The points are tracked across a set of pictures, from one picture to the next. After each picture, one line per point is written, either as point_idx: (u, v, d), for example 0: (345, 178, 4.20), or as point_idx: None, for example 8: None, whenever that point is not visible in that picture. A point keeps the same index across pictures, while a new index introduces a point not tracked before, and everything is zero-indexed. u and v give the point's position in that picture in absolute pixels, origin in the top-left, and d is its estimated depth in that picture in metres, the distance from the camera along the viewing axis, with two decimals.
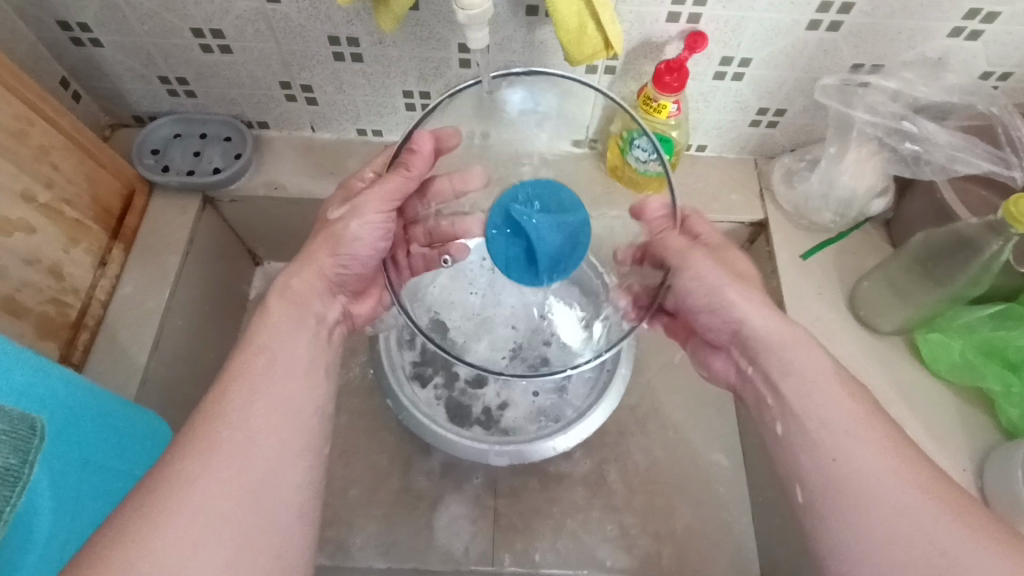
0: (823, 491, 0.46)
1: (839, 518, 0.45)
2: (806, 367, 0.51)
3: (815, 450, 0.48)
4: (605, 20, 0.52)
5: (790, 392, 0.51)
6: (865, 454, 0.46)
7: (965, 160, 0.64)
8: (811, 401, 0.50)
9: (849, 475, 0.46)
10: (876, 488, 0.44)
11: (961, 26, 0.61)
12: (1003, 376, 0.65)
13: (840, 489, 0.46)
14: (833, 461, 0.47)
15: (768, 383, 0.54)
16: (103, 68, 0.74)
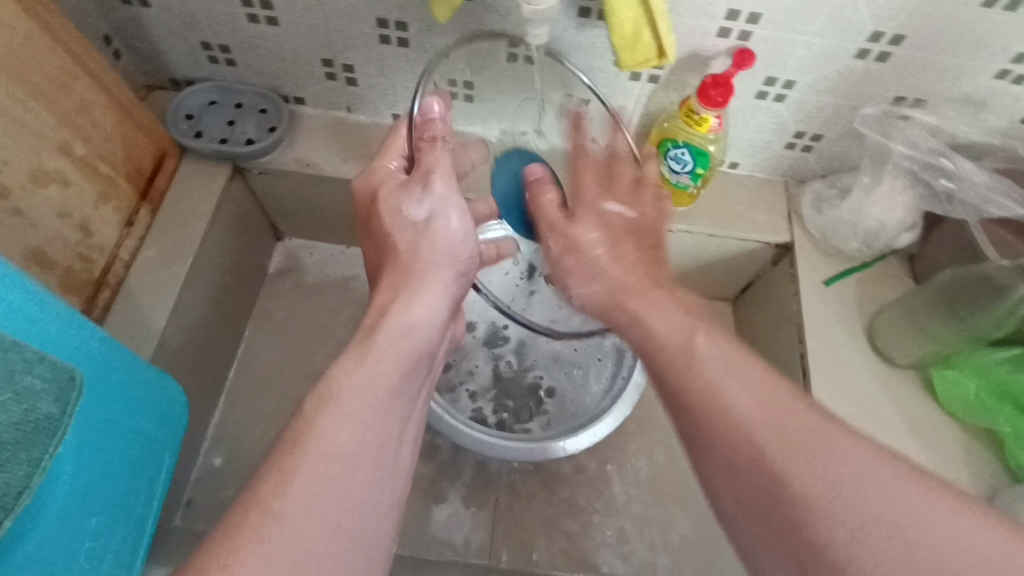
0: (703, 438, 0.44)
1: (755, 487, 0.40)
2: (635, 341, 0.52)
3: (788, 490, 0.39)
4: (660, 29, 0.53)
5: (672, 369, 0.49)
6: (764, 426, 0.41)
7: (999, 202, 0.63)
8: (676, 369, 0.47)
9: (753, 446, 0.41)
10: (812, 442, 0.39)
11: (1009, 69, 0.61)
12: (1014, 419, 0.65)
13: (724, 440, 0.42)
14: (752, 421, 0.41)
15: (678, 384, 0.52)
16: (148, 29, 0.73)
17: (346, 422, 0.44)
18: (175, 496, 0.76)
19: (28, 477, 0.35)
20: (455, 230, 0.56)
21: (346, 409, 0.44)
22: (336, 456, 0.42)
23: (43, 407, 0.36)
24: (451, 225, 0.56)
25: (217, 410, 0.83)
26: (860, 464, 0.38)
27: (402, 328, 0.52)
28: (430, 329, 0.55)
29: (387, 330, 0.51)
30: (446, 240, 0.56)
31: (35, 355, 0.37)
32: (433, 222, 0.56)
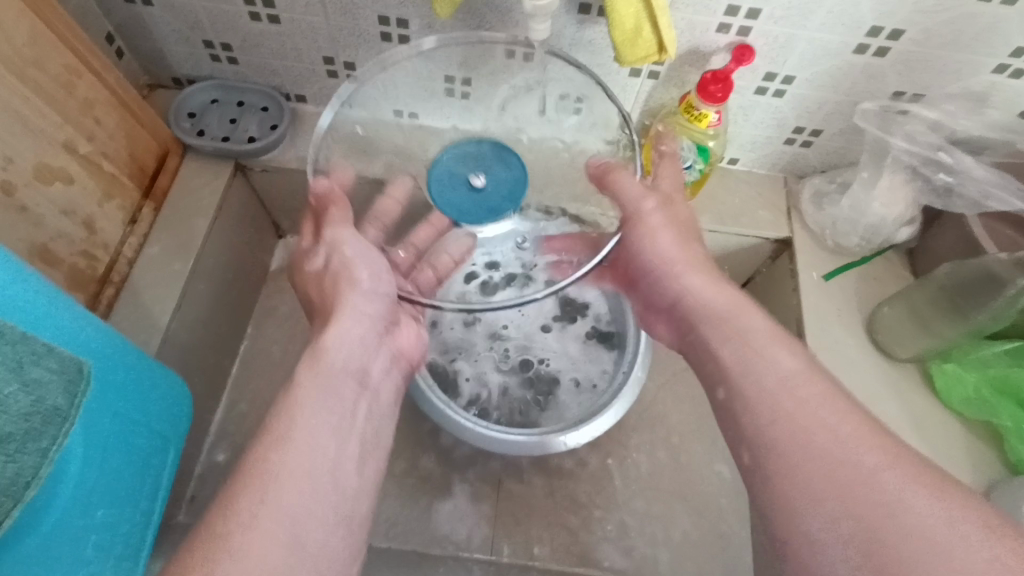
0: (764, 453, 0.43)
1: (779, 490, 0.41)
2: (727, 346, 0.49)
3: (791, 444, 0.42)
4: (661, 25, 0.53)
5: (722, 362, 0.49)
6: (824, 446, 0.41)
7: (998, 197, 0.64)
8: (745, 369, 0.47)
9: (814, 462, 0.41)
10: (861, 468, 0.40)
11: (1008, 63, 0.61)
12: (1014, 413, 0.65)
13: (776, 448, 0.43)
14: (758, 418, 0.44)
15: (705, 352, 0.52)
16: (150, 27, 0.74)
17: (290, 447, 0.46)
18: (179, 491, 0.76)
19: (37, 467, 0.36)
20: (370, 270, 0.56)
21: (295, 438, 0.46)
22: (287, 475, 0.44)
23: (52, 398, 0.36)
24: (348, 257, 0.56)
25: (220, 406, 0.84)
26: (917, 499, 0.38)
27: (323, 352, 0.52)
28: (352, 352, 0.54)
29: (305, 364, 0.51)
30: (366, 271, 0.56)
31: (43, 347, 0.37)
32: (332, 262, 0.57)
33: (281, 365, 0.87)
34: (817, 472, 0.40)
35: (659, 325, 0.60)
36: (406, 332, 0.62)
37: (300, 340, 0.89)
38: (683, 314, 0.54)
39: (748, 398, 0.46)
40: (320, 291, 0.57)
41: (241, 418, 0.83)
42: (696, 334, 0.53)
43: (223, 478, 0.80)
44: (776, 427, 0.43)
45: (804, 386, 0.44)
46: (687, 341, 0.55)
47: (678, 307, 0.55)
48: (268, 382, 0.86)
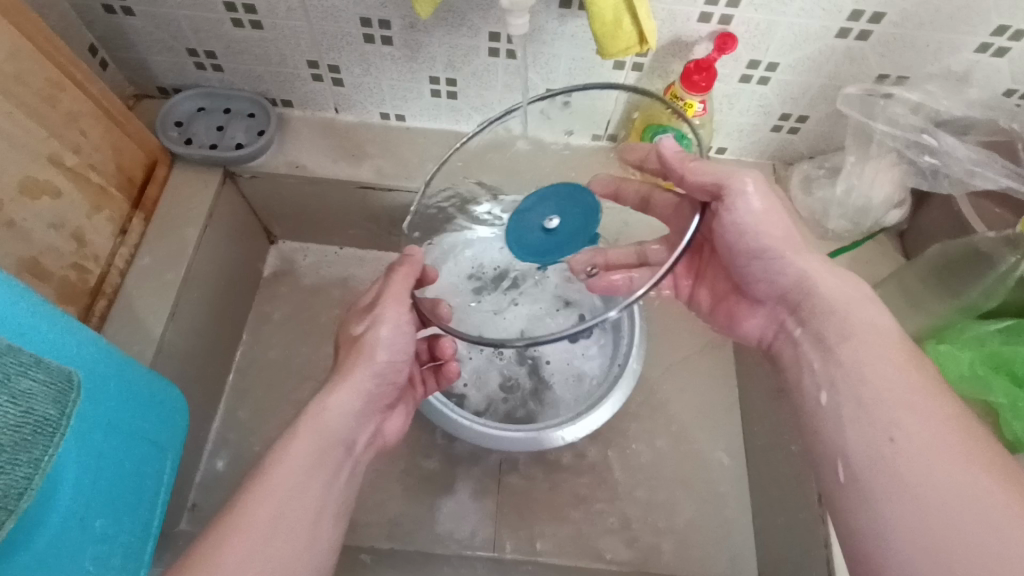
0: (872, 475, 0.44)
1: (877, 514, 0.42)
2: (848, 346, 0.49)
3: (877, 453, 0.44)
4: (640, 15, 0.53)
5: (838, 357, 0.49)
6: (937, 481, 0.41)
7: (984, 176, 0.64)
8: (873, 369, 0.47)
9: (915, 491, 0.41)
10: (977, 510, 0.40)
11: (989, 42, 0.61)
12: (1009, 390, 0.63)
13: (889, 470, 0.43)
14: (875, 441, 0.44)
15: (816, 342, 0.52)
16: (133, 38, 0.74)
17: (268, 502, 0.48)
18: (180, 500, 0.76)
19: (29, 478, 0.36)
20: (390, 352, 0.57)
21: (275, 495, 0.49)
22: (260, 529, 0.47)
23: (41, 409, 0.37)
24: (381, 337, 0.56)
25: (219, 413, 0.84)
26: (1020, 527, 0.38)
27: (323, 412, 0.54)
28: (346, 422, 0.55)
29: (308, 420, 0.54)
30: (387, 354, 0.57)
31: (31, 359, 0.37)
32: (368, 335, 0.57)
33: (278, 370, 0.87)
34: (929, 507, 0.41)
35: (751, 316, 0.61)
36: (393, 419, 0.63)
37: (296, 344, 0.89)
38: (794, 302, 0.54)
39: (838, 366, 0.49)
40: (345, 356, 0.57)
41: (240, 425, 0.84)
42: (807, 328, 0.53)
43: (223, 484, 0.80)
44: (892, 451, 0.43)
45: (925, 403, 0.44)
46: (789, 333, 0.56)
47: (790, 297, 0.55)
48: (265, 388, 0.86)
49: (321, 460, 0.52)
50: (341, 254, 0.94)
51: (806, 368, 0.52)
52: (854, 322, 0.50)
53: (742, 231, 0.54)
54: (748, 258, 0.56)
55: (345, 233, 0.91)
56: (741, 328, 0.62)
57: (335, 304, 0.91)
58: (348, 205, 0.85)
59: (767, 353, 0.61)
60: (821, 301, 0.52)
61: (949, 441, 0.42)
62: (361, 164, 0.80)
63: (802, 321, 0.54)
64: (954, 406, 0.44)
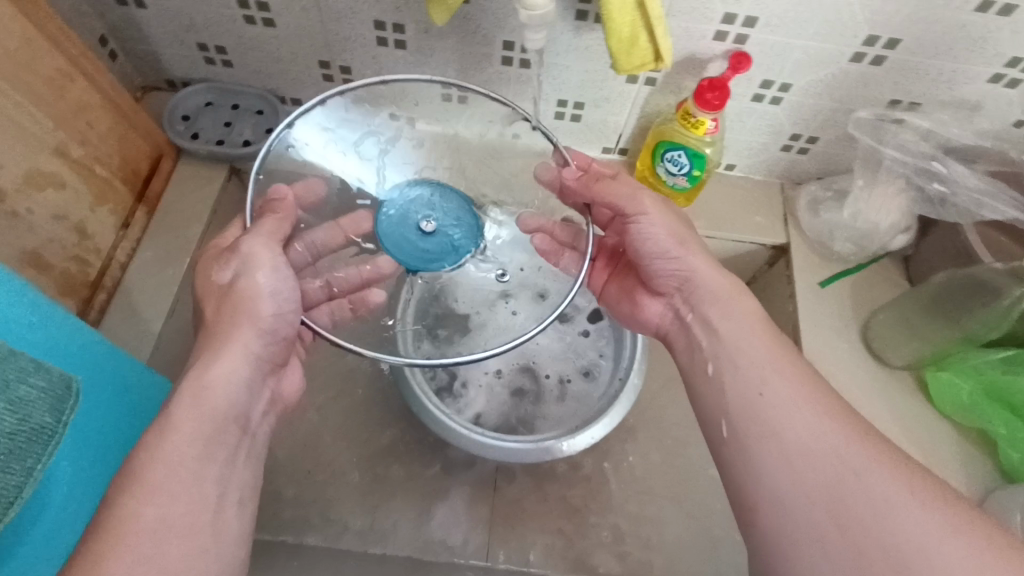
0: (745, 424, 0.48)
1: (755, 461, 0.46)
2: (731, 322, 0.53)
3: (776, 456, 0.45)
4: (657, 33, 0.53)
5: (720, 332, 0.53)
6: (798, 423, 0.46)
7: (991, 207, 0.64)
8: (742, 348, 0.51)
9: (781, 440, 0.45)
10: (834, 452, 0.44)
11: (1002, 73, 0.62)
12: (1008, 421, 0.65)
13: (761, 420, 0.47)
14: (746, 394, 0.49)
15: (706, 327, 0.55)
16: (144, 30, 0.73)
17: (152, 506, 0.42)
18: None
19: (21, 487, 0.35)
20: (278, 305, 0.51)
21: (165, 493, 0.43)
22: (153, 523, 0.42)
23: (38, 415, 0.36)
24: (258, 284, 0.50)
25: None
26: (908, 512, 0.40)
27: (205, 388, 0.48)
28: (235, 397, 0.49)
29: (186, 399, 0.47)
30: (272, 307, 0.51)
31: (31, 363, 0.37)
32: (239, 284, 0.50)
33: None
34: (797, 454, 0.45)
35: (651, 303, 0.62)
36: (289, 376, 0.59)
37: None
38: (693, 294, 0.56)
39: (725, 350, 0.52)
40: (217, 312, 0.51)
41: None
42: (697, 313, 0.56)
43: None
44: (761, 403, 0.48)
45: (790, 367, 0.49)
46: (683, 321, 0.58)
47: (684, 287, 0.57)
48: None
49: (214, 445, 0.47)
50: None
51: (694, 347, 0.56)
52: (738, 313, 0.53)
53: (640, 241, 0.57)
54: (651, 258, 0.58)
55: None
56: (642, 315, 0.63)
57: None
58: None
59: (664, 342, 0.61)
60: (706, 292, 0.55)
61: (847, 445, 0.44)
62: None
63: (694, 309, 0.56)
64: (803, 370, 0.49)
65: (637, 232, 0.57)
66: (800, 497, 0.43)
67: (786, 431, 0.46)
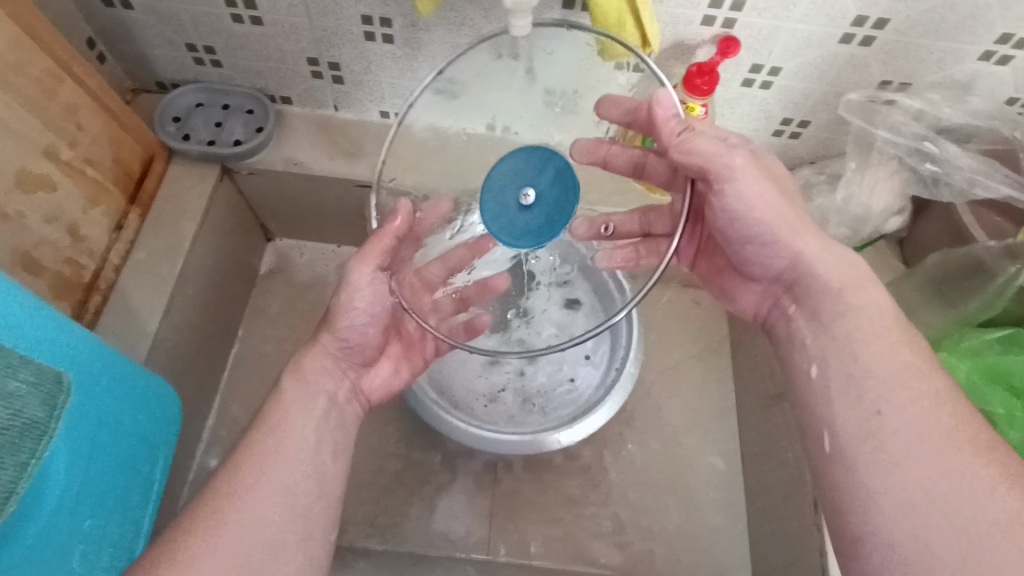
0: (858, 446, 0.45)
1: (863, 485, 0.43)
2: (846, 322, 0.48)
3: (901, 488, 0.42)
4: (644, 17, 0.53)
5: (833, 330, 0.49)
6: (924, 451, 0.42)
7: (984, 185, 0.64)
8: (862, 345, 0.47)
9: (904, 457, 0.43)
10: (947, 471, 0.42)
11: (993, 51, 0.61)
12: (1006, 401, 0.63)
13: (878, 444, 0.44)
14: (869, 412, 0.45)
15: (811, 321, 0.51)
16: (132, 31, 0.73)
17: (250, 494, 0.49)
18: (171, 500, 0.76)
19: (16, 481, 0.35)
20: (356, 317, 0.59)
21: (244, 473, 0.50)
22: (272, 483, 0.50)
23: (31, 410, 0.36)
24: (354, 300, 0.58)
25: (212, 411, 0.84)
26: None
27: (301, 381, 0.57)
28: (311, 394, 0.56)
29: (288, 392, 0.56)
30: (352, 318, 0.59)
31: (21, 358, 0.37)
32: (337, 299, 0.59)
33: (273, 367, 0.87)
34: (911, 481, 0.42)
35: (748, 291, 0.58)
36: (374, 373, 0.64)
37: (291, 342, 0.89)
38: (789, 281, 0.52)
39: (829, 344, 0.49)
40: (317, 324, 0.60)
41: (233, 422, 0.84)
42: (800, 303, 0.52)
43: None
44: (879, 425, 0.44)
45: (918, 383, 0.45)
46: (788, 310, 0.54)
47: (786, 276, 0.52)
48: (260, 384, 0.86)
49: (303, 421, 0.55)
50: (337, 252, 0.94)
51: (795, 343, 0.52)
52: (848, 326, 0.48)
53: (735, 217, 0.50)
54: (742, 244, 0.53)
55: (342, 231, 0.91)
56: (737, 304, 0.60)
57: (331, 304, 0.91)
58: (345, 204, 0.85)
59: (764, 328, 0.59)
60: (814, 284, 0.50)
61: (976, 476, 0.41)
62: (359, 162, 0.80)
63: (798, 300, 0.52)
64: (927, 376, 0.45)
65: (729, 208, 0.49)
66: (915, 534, 0.41)
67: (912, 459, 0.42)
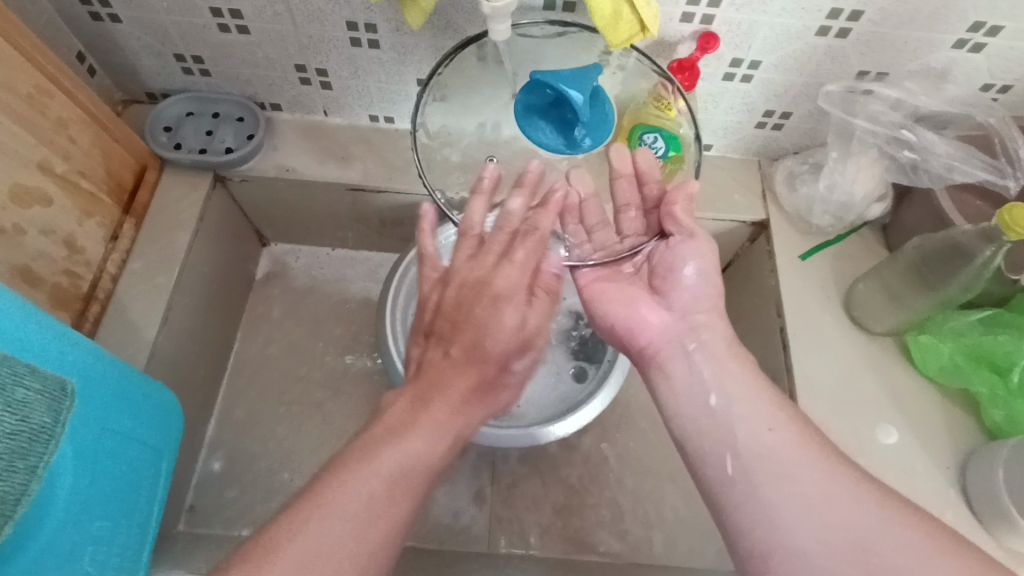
0: (759, 464, 0.48)
1: (764, 497, 0.46)
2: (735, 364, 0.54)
3: (754, 422, 0.50)
4: (639, 3, 0.52)
5: (719, 353, 0.55)
6: (807, 480, 0.46)
7: (963, 170, 0.66)
8: (734, 378, 0.53)
9: (766, 447, 0.48)
10: (851, 504, 0.44)
11: (966, 38, 0.62)
12: (991, 381, 0.67)
13: (772, 459, 0.47)
14: (760, 433, 0.49)
15: (710, 357, 0.55)
16: (119, 43, 0.74)
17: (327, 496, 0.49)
18: (177, 504, 0.78)
19: (25, 484, 0.37)
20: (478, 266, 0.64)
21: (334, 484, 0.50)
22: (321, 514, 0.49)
23: (36, 416, 0.37)
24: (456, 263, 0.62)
25: (213, 416, 0.85)
26: (902, 536, 0.43)
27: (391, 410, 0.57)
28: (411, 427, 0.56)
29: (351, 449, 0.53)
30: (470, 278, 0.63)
31: (25, 367, 0.38)
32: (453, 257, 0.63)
33: (273, 369, 0.89)
34: (774, 495, 0.46)
35: (651, 315, 0.59)
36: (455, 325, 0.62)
37: (288, 346, 0.90)
38: (693, 318, 0.57)
39: (727, 373, 0.54)
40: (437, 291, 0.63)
41: (235, 425, 0.85)
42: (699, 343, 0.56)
43: (221, 484, 0.82)
44: (772, 440, 0.48)
45: (735, 365, 0.54)
46: (684, 346, 0.56)
47: (688, 315, 0.57)
48: (261, 386, 0.87)
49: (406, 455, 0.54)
50: (331, 256, 0.95)
51: (693, 373, 0.55)
52: (717, 351, 0.55)
53: (678, 267, 0.59)
54: (678, 279, 0.58)
55: (335, 235, 0.92)
56: (641, 325, 0.60)
57: (327, 306, 0.92)
58: (337, 207, 0.86)
59: (646, 360, 0.59)
60: (717, 331, 0.56)
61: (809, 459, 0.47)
62: (349, 166, 0.81)
63: (699, 338, 0.56)
64: (804, 431, 0.49)
65: (678, 249, 0.59)
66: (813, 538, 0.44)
67: (752, 437, 0.49)
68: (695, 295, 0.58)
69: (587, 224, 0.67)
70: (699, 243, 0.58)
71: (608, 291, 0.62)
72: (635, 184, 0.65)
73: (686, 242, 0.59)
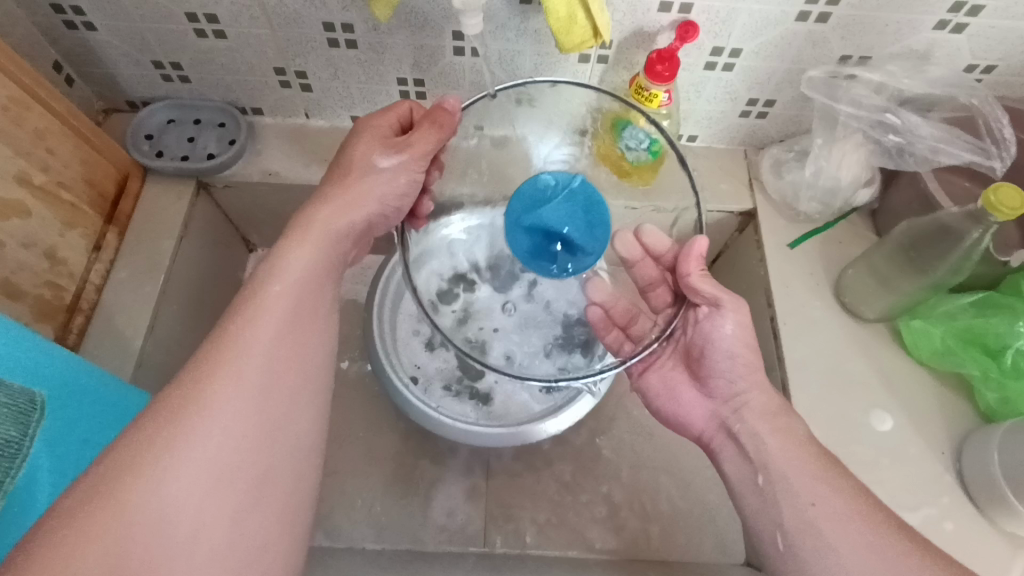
0: (800, 537, 0.49)
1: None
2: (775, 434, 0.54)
3: (789, 496, 0.50)
4: (594, 10, 0.52)
5: (759, 432, 0.55)
6: (848, 555, 0.47)
7: (948, 152, 0.66)
8: (773, 451, 0.53)
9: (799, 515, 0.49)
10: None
11: (947, 19, 0.62)
12: (981, 363, 0.66)
13: (814, 534, 0.48)
14: (800, 509, 0.50)
15: (752, 437, 0.55)
16: (96, 52, 0.73)
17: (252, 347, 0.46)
18: None
19: None
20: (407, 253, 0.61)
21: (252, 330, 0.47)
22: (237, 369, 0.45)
23: (7, 430, 0.37)
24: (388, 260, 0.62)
25: None
26: None
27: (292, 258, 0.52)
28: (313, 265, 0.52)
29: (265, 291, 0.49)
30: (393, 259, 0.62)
31: None
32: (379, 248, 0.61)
33: None
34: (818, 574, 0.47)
35: (696, 405, 0.61)
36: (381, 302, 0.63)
37: None
38: (735, 401, 0.57)
39: (765, 449, 0.54)
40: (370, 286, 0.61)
41: None
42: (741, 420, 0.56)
43: None
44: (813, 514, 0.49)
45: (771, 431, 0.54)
46: (729, 429, 0.57)
47: (733, 401, 0.58)
48: None
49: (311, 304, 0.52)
50: None
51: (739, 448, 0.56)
52: (752, 416, 0.56)
53: (713, 346, 0.58)
54: (714, 360, 0.58)
55: None
56: (687, 411, 0.62)
57: None
58: None
59: (706, 448, 0.61)
60: (757, 408, 0.56)
61: (849, 525, 0.48)
62: None
63: (741, 419, 0.56)
64: (849, 490, 0.50)
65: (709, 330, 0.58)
66: None
67: (786, 509, 0.50)
68: (731, 376, 0.58)
69: (621, 322, 0.67)
70: (731, 314, 0.57)
71: (654, 382, 0.64)
72: (654, 261, 0.65)
73: (711, 313, 0.58)
